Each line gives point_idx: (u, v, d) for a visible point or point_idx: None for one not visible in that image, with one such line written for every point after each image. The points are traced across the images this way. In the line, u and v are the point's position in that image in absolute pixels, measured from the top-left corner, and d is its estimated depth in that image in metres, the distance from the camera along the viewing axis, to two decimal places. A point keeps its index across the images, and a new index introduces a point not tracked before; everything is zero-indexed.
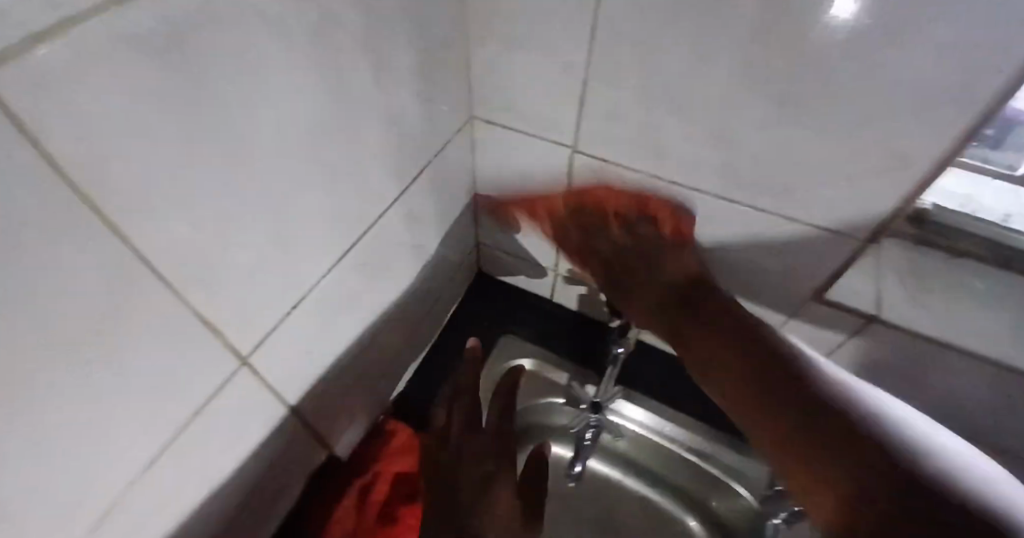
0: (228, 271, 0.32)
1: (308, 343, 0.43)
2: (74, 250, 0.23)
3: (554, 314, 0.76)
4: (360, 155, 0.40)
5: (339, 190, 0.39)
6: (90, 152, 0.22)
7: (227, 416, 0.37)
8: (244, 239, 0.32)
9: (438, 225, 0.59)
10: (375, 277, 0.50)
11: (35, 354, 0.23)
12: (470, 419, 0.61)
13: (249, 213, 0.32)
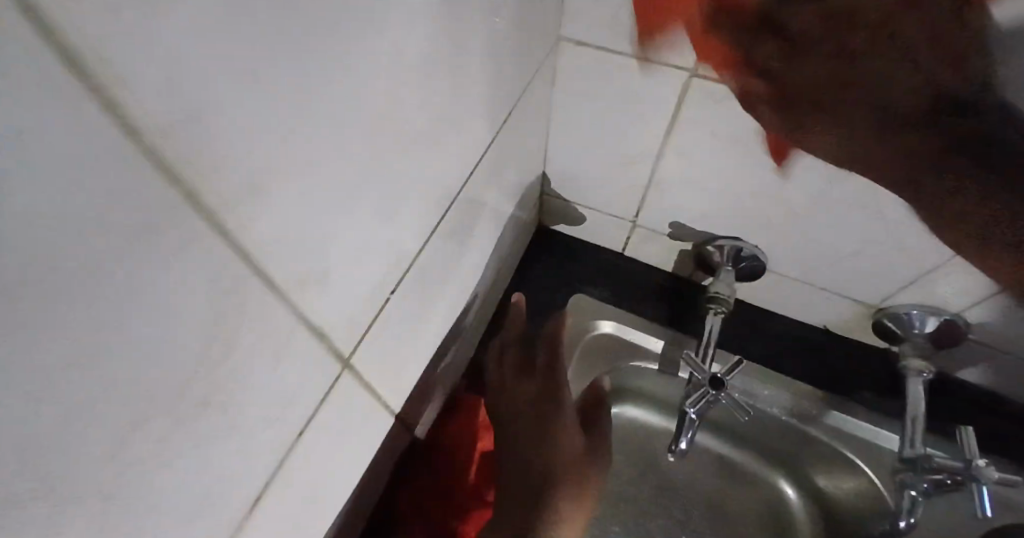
0: (324, 251, 0.26)
1: (398, 322, 0.37)
2: (158, 239, 0.17)
3: (628, 268, 0.69)
4: (459, 93, 0.34)
5: (430, 139, 0.32)
6: (166, 99, 0.15)
7: (325, 415, 0.32)
8: (339, 211, 0.26)
9: (515, 175, 0.52)
10: (460, 237, 0.44)
11: (114, 376, 0.17)
12: (519, 369, 0.62)
13: (344, 177, 0.25)
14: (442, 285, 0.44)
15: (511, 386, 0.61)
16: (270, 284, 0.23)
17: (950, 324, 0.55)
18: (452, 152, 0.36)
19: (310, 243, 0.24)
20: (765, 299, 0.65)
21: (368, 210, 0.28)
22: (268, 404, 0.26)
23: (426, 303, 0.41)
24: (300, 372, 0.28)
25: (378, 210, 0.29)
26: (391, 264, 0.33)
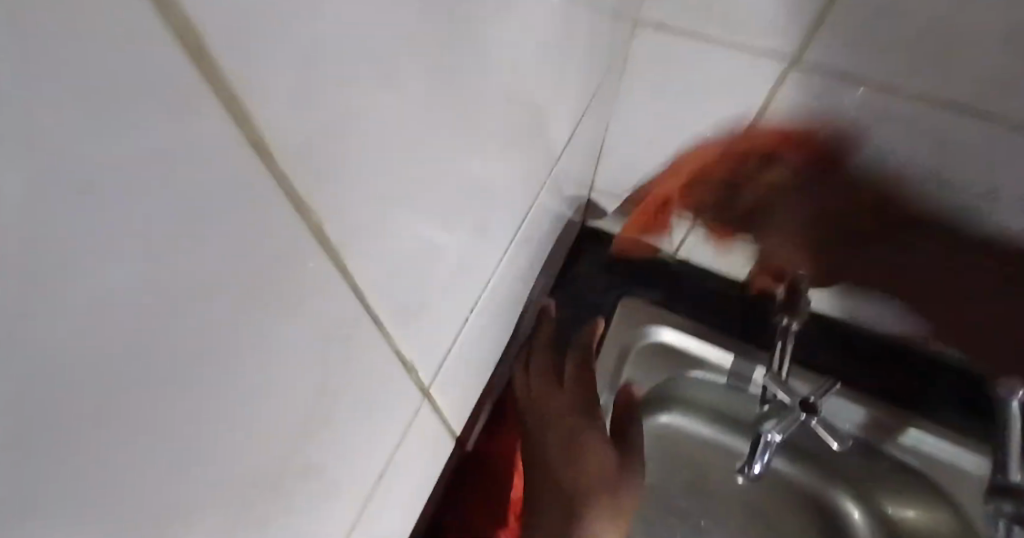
0: (410, 269, 0.23)
1: (470, 335, 0.34)
2: (244, 261, 0.13)
3: (683, 269, 0.64)
4: (557, 80, 0.30)
5: (520, 132, 0.28)
6: (272, 73, 0.11)
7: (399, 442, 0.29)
8: (428, 224, 0.22)
9: (581, 169, 0.48)
10: (533, 240, 0.40)
11: (184, 430, 0.14)
12: (546, 381, 0.57)
13: (437, 186, 0.22)
14: (512, 291, 0.40)
15: (543, 402, 0.56)
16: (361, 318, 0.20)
17: None
18: (539, 144, 0.32)
19: (401, 261, 0.21)
20: (838, 307, 0.59)
21: (455, 218, 0.25)
22: (346, 439, 0.24)
23: (496, 311, 0.38)
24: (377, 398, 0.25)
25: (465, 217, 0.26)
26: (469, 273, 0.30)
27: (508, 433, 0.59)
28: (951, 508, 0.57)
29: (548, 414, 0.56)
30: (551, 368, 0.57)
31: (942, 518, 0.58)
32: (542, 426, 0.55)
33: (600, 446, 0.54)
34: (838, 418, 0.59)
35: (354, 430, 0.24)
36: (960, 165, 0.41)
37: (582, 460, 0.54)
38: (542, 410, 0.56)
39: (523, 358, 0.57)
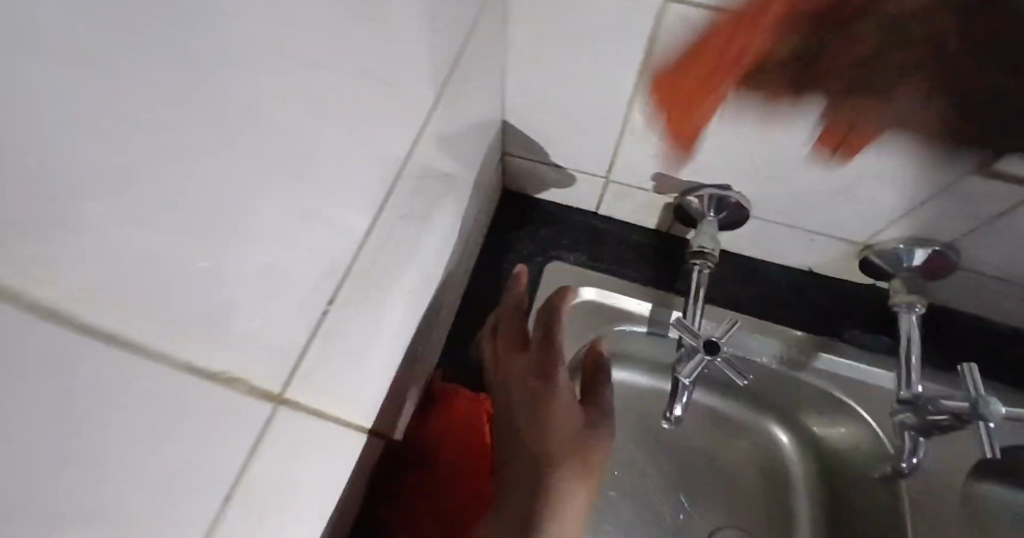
0: (264, 277, 0.20)
1: (365, 329, 0.31)
2: None
3: (603, 229, 0.65)
4: (398, 48, 0.27)
5: (383, 121, 0.27)
6: None
7: (295, 461, 0.26)
8: (284, 228, 0.21)
9: (473, 137, 0.45)
10: (427, 217, 0.38)
11: None
12: (511, 346, 0.55)
13: (286, 191, 0.20)
14: (410, 274, 0.37)
15: (505, 368, 0.53)
16: (205, 336, 0.18)
17: (942, 256, 0.53)
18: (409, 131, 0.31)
19: (227, 281, 0.19)
20: (751, 249, 0.62)
21: (321, 220, 0.23)
22: (223, 467, 0.21)
23: (398, 304, 0.36)
24: (241, 416, 0.21)
25: (340, 217, 0.25)
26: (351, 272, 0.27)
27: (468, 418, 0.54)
28: (859, 418, 0.60)
29: (512, 378, 0.52)
30: (519, 332, 0.55)
31: (855, 428, 0.61)
32: (508, 389, 0.52)
33: (563, 408, 0.49)
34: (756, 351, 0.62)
35: (231, 463, 0.21)
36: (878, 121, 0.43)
37: (539, 424, 0.49)
38: (506, 374, 0.53)
39: (491, 329, 0.58)
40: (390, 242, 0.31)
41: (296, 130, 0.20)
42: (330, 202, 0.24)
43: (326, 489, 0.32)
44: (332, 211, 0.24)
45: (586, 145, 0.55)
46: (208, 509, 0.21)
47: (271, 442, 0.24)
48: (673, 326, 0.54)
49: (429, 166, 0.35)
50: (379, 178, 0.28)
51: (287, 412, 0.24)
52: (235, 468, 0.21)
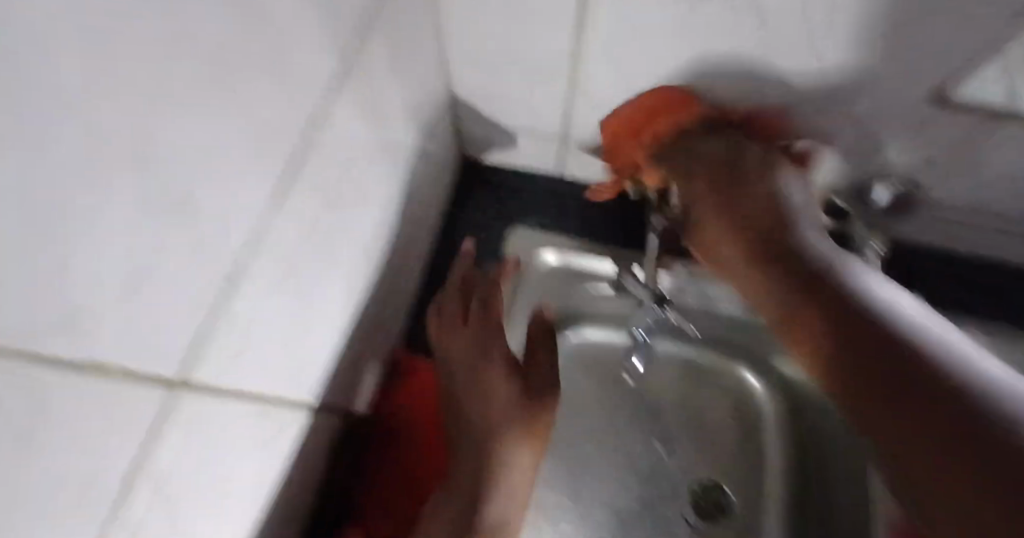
0: (154, 265, 0.20)
1: (287, 306, 0.31)
2: None
3: (566, 189, 0.64)
4: (298, 12, 0.25)
5: (287, 94, 0.26)
6: None
7: (213, 436, 0.26)
8: (172, 211, 0.20)
9: (411, 102, 0.44)
10: (357, 188, 0.37)
11: None
12: (451, 326, 0.52)
13: (169, 172, 0.19)
14: (341, 247, 0.36)
15: (447, 345, 0.52)
16: (80, 327, 0.17)
17: (902, 193, 0.52)
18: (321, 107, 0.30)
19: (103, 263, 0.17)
20: None
21: (218, 201, 0.23)
22: (113, 455, 0.20)
23: (326, 282, 0.35)
24: (131, 405, 0.21)
25: (241, 195, 0.24)
26: (262, 249, 0.27)
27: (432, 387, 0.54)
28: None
29: (466, 365, 0.51)
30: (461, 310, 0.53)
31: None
32: (459, 376, 0.51)
33: (501, 380, 0.51)
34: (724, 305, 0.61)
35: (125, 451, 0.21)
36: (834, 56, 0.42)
37: (483, 393, 0.50)
38: (448, 353, 0.52)
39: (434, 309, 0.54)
40: (307, 222, 0.31)
41: (175, 108, 0.19)
42: (230, 182, 0.23)
43: (251, 472, 0.31)
44: (231, 191, 0.23)
45: (538, 101, 0.53)
46: (100, 499, 0.20)
47: (166, 428, 0.23)
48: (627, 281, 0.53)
49: (351, 141, 0.34)
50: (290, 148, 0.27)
51: (184, 395, 0.23)
52: (126, 458, 0.21)
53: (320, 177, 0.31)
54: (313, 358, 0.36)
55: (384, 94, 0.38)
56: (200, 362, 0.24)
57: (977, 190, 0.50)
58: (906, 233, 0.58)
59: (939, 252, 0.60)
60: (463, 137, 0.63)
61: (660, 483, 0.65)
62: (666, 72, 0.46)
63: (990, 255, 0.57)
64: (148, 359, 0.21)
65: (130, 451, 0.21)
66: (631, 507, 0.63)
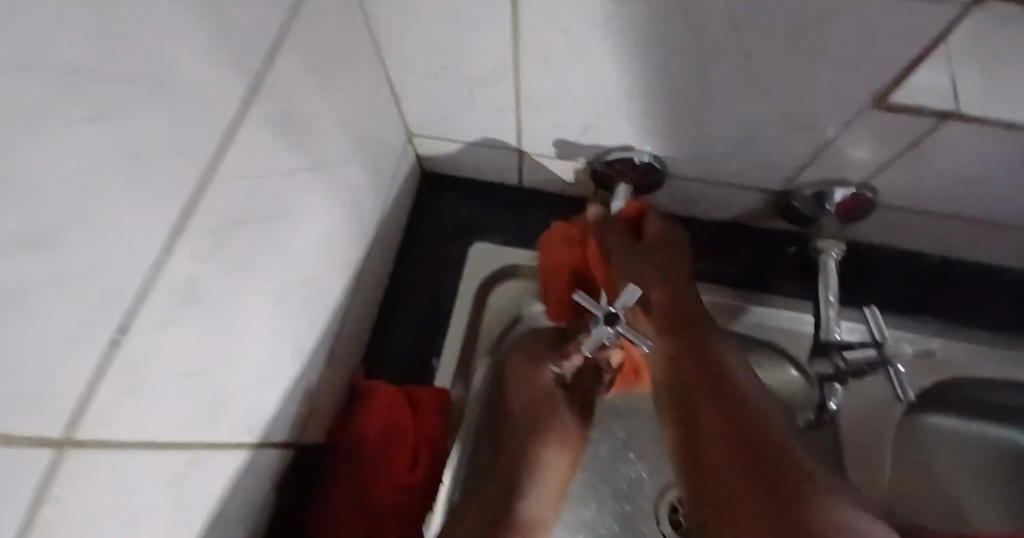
0: (28, 327, 0.18)
1: (206, 344, 0.29)
2: None
3: (527, 202, 0.63)
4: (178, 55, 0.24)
5: (178, 133, 0.25)
6: None
7: (131, 491, 0.25)
8: (59, 263, 0.19)
9: (346, 128, 0.42)
10: (286, 215, 0.36)
11: None
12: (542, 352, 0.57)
13: (41, 236, 0.18)
14: (273, 277, 0.35)
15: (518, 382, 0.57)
16: None
17: (856, 197, 0.51)
18: (229, 142, 0.29)
19: None
20: (675, 204, 0.61)
21: (100, 254, 0.21)
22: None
23: (256, 316, 0.34)
24: (15, 475, 0.19)
25: (135, 241, 0.23)
26: (172, 289, 0.26)
27: (400, 406, 0.51)
28: (794, 366, 0.59)
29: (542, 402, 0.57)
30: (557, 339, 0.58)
31: (791, 375, 0.60)
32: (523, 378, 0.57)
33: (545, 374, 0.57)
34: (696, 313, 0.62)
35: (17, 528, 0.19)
36: (777, 75, 0.40)
37: (533, 401, 0.57)
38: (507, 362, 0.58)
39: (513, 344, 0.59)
40: (220, 253, 0.30)
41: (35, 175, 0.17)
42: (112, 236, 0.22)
43: (184, 522, 0.30)
44: (118, 243, 0.22)
45: (489, 122, 0.52)
46: None
47: (63, 493, 0.22)
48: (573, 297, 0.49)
49: (271, 170, 0.33)
50: (188, 188, 0.26)
51: (81, 453, 0.22)
52: (14, 533, 0.19)
53: (232, 209, 0.30)
54: (252, 393, 0.35)
55: (309, 119, 0.37)
56: (99, 414, 0.23)
57: (933, 192, 0.49)
58: (869, 231, 0.58)
59: (902, 248, 0.59)
60: (420, 156, 0.61)
61: (637, 494, 0.64)
62: (613, 92, 0.44)
63: (950, 247, 0.57)
64: (32, 428, 0.20)
65: (18, 526, 0.20)
66: (610, 523, 0.62)
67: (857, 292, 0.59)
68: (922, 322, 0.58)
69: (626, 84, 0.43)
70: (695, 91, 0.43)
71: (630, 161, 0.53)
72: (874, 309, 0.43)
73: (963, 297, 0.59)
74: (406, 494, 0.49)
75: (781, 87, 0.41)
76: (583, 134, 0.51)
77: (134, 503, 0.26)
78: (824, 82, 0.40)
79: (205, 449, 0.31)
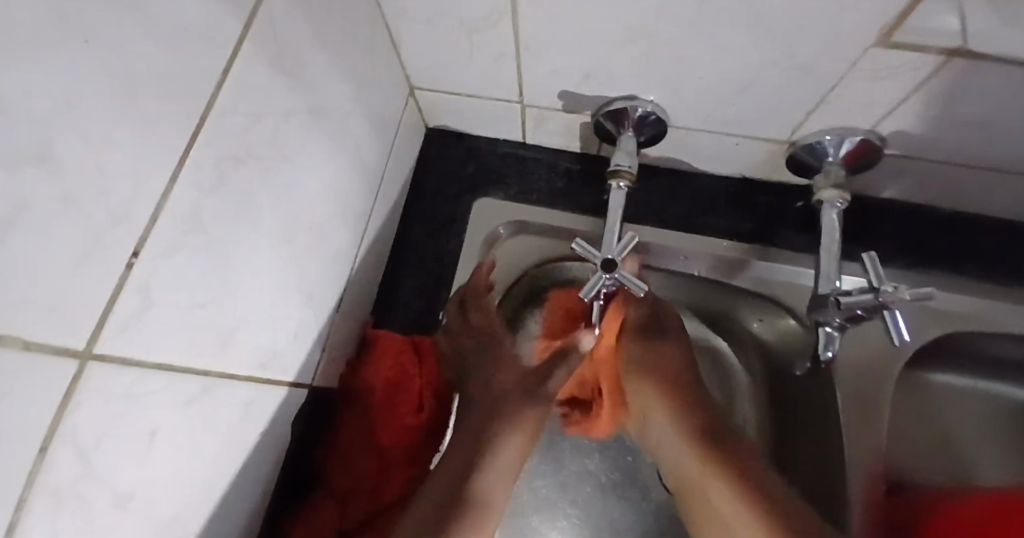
0: (28, 245, 0.20)
1: (214, 277, 0.31)
2: None
3: (532, 158, 0.64)
4: None
5: (169, 69, 0.26)
6: None
7: (151, 410, 0.28)
8: (29, 180, 0.20)
9: (340, 74, 0.43)
10: (287, 155, 0.37)
11: None
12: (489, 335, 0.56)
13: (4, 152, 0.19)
14: (277, 215, 0.37)
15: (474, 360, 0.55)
16: None
17: (867, 143, 0.50)
18: (224, 77, 0.30)
19: None
20: (677, 158, 0.60)
21: (86, 175, 0.22)
22: (16, 437, 0.21)
23: (257, 258, 0.35)
24: (38, 375, 0.21)
25: (129, 171, 0.24)
26: (181, 225, 0.28)
27: (405, 356, 0.54)
28: (790, 315, 0.60)
29: (501, 390, 0.54)
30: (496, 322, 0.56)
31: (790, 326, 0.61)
32: (479, 369, 0.55)
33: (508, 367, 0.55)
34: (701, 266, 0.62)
35: (43, 419, 0.22)
36: (769, 19, 0.40)
37: (490, 382, 0.54)
38: (455, 351, 0.56)
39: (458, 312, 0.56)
40: (226, 190, 0.31)
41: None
42: (94, 157, 0.23)
43: (203, 445, 0.32)
44: (102, 169, 0.23)
45: (487, 72, 0.52)
46: (16, 476, 0.21)
47: (85, 403, 0.24)
48: (573, 246, 0.50)
49: (266, 110, 0.34)
50: (183, 122, 0.27)
51: (100, 366, 0.24)
52: (40, 429, 0.22)
53: (229, 145, 0.31)
54: (260, 328, 0.37)
55: (300, 61, 0.37)
56: (110, 332, 0.25)
57: (939, 141, 0.49)
58: (870, 182, 0.57)
59: (907, 200, 0.59)
60: (422, 110, 0.62)
61: None
62: (606, 37, 0.45)
63: (959, 198, 0.57)
64: (49, 338, 0.22)
65: (43, 423, 0.22)
66: (610, 472, 0.65)
67: (860, 245, 0.59)
68: (927, 275, 0.58)
69: (617, 29, 0.44)
70: (688, 36, 0.43)
71: (634, 111, 0.52)
72: (872, 254, 0.43)
73: (971, 249, 0.58)
74: (394, 466, 0.52)
75: (776, 31, 0.41)
76: (582, 84, 0.51)
77: (156, 422, 0.28)
78: (815, 26, 0.40)
79: (216, 378, 0.33)
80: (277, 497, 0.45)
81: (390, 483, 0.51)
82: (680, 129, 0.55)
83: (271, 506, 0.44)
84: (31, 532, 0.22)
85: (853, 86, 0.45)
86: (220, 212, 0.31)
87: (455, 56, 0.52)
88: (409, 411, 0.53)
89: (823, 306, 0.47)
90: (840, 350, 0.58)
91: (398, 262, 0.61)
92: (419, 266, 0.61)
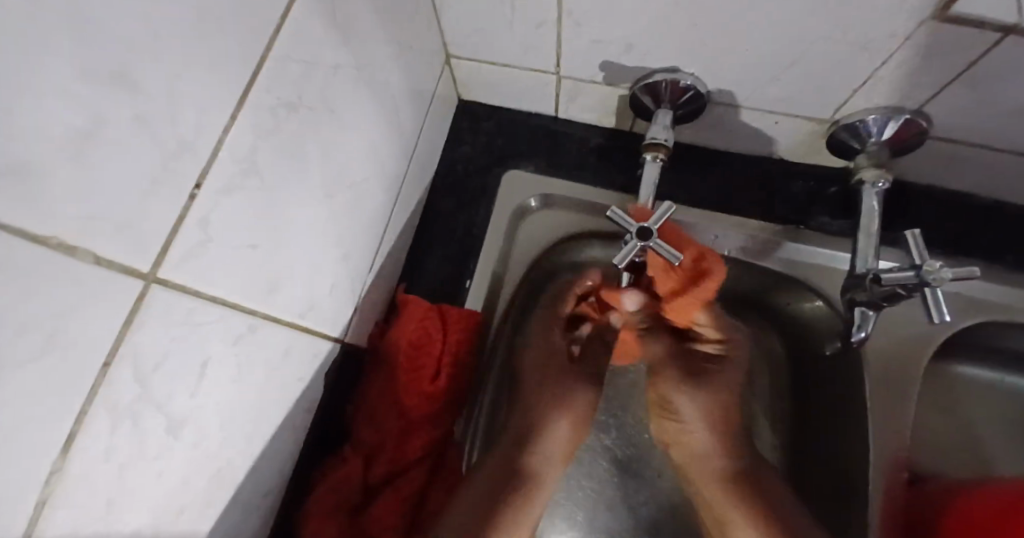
0: (103, 160, 0.21)
1: (265, 218, 0.31)
2: None
3: (564, 132, 0.63)
4: None
5: (236, 4, 0.26)
6: None
7: (206, 342, 0.29)
8: (111, 99, 0.20)
9: (386, 33, 0.43)
10: (334, 107, 0.37)
11: None
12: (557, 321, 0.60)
13: (87, 65, 0.19)
14: (323, 167, 0.37)
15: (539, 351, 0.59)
16: (39, 206, 0.19)
17: (911, 124, 0.49)
18: (282, 18, 0.30)
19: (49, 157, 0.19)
20: (713, 136, 0.60)
21: (158, 97, 0.23)
22: (79, 347, 0.21)
23: (305, 204, 0.36)
24: (101, 291, 0.22)
25: (195, 104, 0.25)
26: (242, 159, 0.28)
27: (431, 323, 0.53)
28: (818, 297, 0.59)
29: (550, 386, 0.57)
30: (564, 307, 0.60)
31: (817, 308, 0.60)
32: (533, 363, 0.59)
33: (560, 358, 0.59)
34: (735, 249, 0.61)
35: (102, 335, 0.22)
36: None
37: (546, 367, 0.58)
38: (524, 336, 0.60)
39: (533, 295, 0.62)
40: (279, 133, 0.31)
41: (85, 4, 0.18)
42: (167, 83, 0.23)
43: (248, 384, 0.33)
44: (175, 97, 0.23)
45: (526, 40, 0.52)
46: (76, 386, 0.22)
47: (147, 325, 0.25)
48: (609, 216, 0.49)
49: (317, 60, 0.34)
50: (245, 60, 0.27)
51: (162, 291, 0.25)
52: (103, 343, 0.22)
53: (283, 90, 0.31)
54: (304, 277, 0.37)
55: (350, 14, 0.37)
56: (173, 259, 0.25)
57: (986, 125, 0.48)
58: (909, 166, 0.57)
59: (944, 187, 0.58)
60: (456, 80, 0.62)
61: None
62: (651, 6, 0.44)
63: (1000, 187, 0.56)
64: (112, 258, 0.22)
65: (107, 339, 0.23)
66: (627, 449, 0.65)
67: (894, 232, 0.58)
68: (961, 264, 0.57)
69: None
70: (735, 6, 0.42)
71: (674, 84, 0.51)
72: (916, 233, 0.43)
73: (1007, 239, 0.58)
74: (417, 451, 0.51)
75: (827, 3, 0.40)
76: (623, 54, 0.51)
77: (210, 357, 0.29)
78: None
79: (262, 320, 0.33)
80: (308, 447, 0.46)
81: (417, 458, 0.51)
82: (719, 105, 0.55)
83: (301, 456, 0.45)
84: (90, 444, 0.23)
85: (902, 65, 0.44)
86: (274, 153, 0.31)
87: (495, 23, 0.52)
88: (417, 412, 0.52)
89: (860, 285, 0.47)
90: (871, 336, 0.58)
91: (428, 230, 0.61)
92: (448, 235, 0.61)
